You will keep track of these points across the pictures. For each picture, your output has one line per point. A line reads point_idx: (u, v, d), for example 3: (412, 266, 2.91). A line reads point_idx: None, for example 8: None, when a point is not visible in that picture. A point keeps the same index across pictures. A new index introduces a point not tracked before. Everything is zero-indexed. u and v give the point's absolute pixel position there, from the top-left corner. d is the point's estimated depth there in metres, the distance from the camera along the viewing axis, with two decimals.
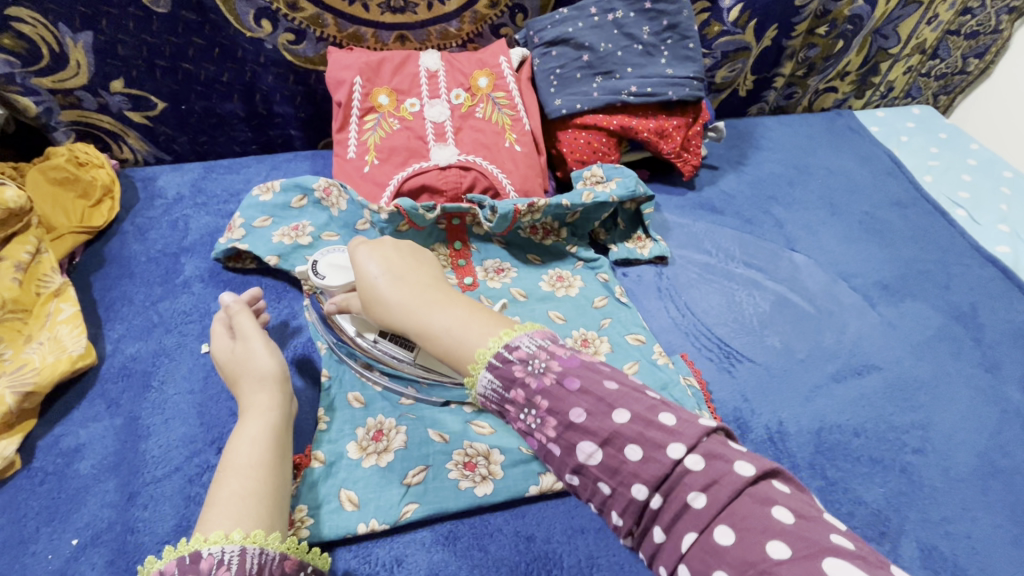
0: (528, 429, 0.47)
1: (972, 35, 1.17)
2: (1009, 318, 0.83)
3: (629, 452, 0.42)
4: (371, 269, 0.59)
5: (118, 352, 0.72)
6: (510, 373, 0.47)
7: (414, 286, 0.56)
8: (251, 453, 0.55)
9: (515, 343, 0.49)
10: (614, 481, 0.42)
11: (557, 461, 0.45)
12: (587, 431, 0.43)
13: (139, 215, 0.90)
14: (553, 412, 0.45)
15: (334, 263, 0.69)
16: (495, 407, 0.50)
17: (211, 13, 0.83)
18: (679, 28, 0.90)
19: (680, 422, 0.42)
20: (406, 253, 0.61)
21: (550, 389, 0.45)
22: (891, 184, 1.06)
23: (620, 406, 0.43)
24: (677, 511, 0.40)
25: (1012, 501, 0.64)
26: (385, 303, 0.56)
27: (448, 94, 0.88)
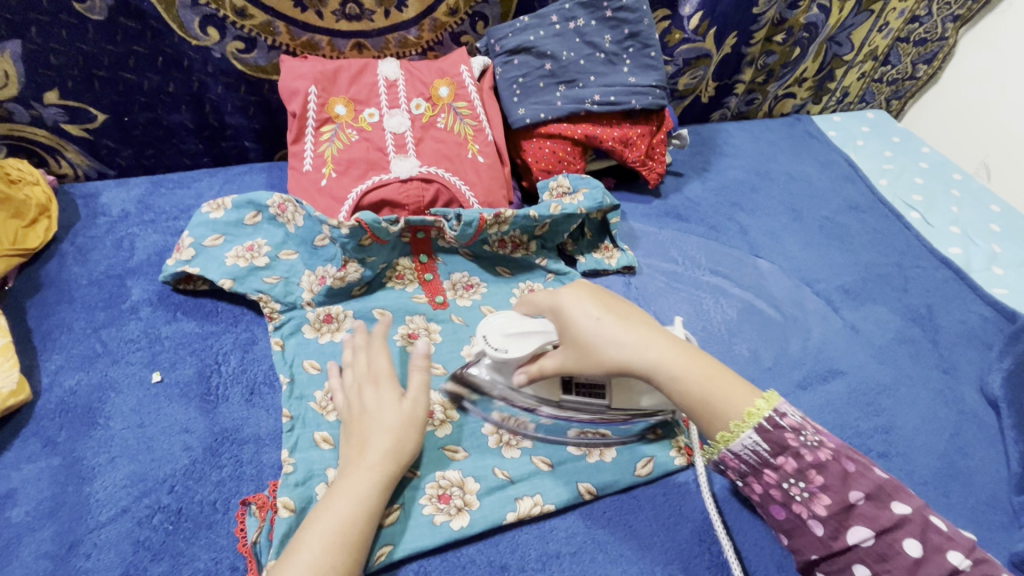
0: (784, 498, 0.52)
1: (921, 42, 1.21)
2: (963, 318, 0.86)
3: (907, 545, 0.48)
4: (582, 319, 0.57)
5: (56, 386, 0.67)
6: (784, 440, 0.51)
7: (644, 333, 0.57)
8: (346, 511, 0.54)
9: (784, 410, 0.52)
10: (877, 565, 0.48)
11: (810, 539, 0.51)
12: (868, 517, 0.49)
13: (80, 235, 0.84)
14: (827, 490, 0.50)
15: (509, 330, 0.61)
16: (742, 467, 0.54)
17: (153, 20, 0.79)
18: (640, 36, 0.90)
19: (950, 531, 0.49)
20: (595, 294, 0.60)
21: (827, 467, 0.51)
22: (850, 188, 1.08)
23: (900, 499, 0.49)
24: (897, 565, 0.48)
25: (972, 502, 0.66)
26: (620, 354, 0.55)
27: (408, 104, 0.86)
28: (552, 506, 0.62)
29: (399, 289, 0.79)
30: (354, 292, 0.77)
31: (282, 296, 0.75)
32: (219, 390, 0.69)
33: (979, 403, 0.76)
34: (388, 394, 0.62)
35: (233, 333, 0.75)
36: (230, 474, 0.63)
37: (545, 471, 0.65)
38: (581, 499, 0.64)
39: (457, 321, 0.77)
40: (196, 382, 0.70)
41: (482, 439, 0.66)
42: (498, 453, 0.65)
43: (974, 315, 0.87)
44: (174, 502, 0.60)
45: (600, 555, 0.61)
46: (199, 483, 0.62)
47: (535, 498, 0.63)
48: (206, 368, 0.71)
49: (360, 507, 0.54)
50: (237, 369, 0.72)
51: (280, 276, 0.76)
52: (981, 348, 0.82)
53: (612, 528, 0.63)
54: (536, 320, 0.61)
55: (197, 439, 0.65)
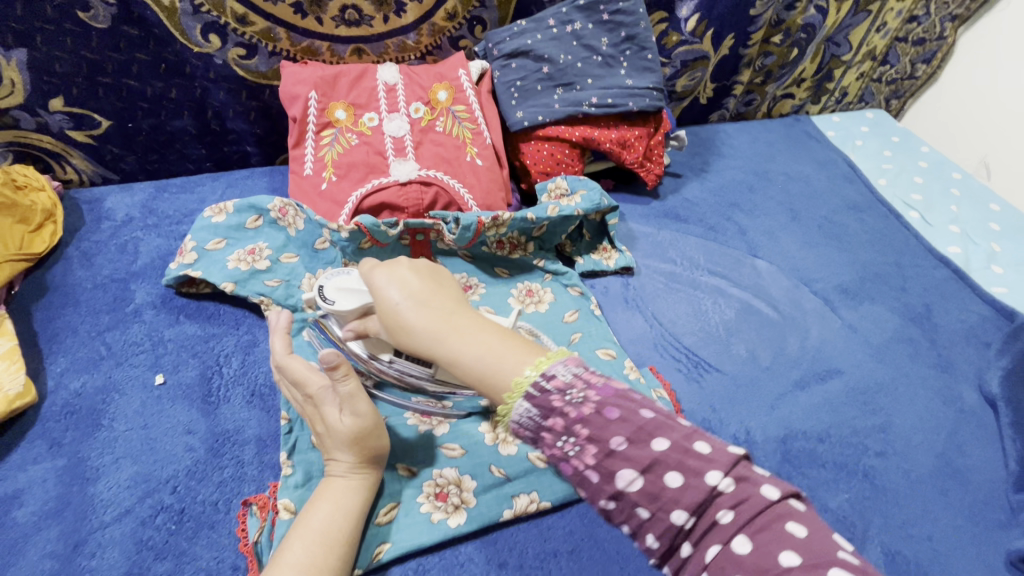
0: (562, 456, 0.44)
1: (919, 41, 1.21)
2: (962, 317, 0.86)
3: (668, 479, 0.41)
4: (392, 294, 0.55)
5: (61, 388, 0.68)
6: (549, 403, 0.44)
7: (441, 309, 0.53)
8: (331, 511, 0.55)
9: (551, 372, 0.45)
10: (655, 505, 0.41)
11: (592, 488, 0.43)
12: (628, 458, 0.42)
13: (85, 240, 0.85)
14: (593, 441, 0.42)
15: (342, 286, 0.64)
16: (530, 437, 0.46)
17: (155, 28, 0.80)
18: (637, 39, 0.91)
19: (713, 450, 0.42)
20: (423, 272, 0.57)
21: (591, 418, 0.43)
22: (848, 188, 1.08)
23: (660, 434, 0.42)
24: (667, 502, 0.41)
25: (970, 501, 0.66)
26: (410, 329, 0.53)
27: (407, 108, 0.87)
28: (548, 503, 0.63)
29: None
30: None
31: (283, 299, 0.76)
32: (222, 392, 0.70)
33: (978, 402, 0.75)
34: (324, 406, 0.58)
35: (235, 336, 0.76)
36: (232, 474, 0.64)
37: (542, 468, 0.65)
38: (578, 495, 0.64)
39: None
40: (199, 384, 0.71)
41: (479, 436, 0.67)
42: (495, 450, 0.66)
43: (973, 314, 0.87)
44: (177, 502, 0.61)
45: (598, 553, 0.61)
46: (201, 483, 0.63)
47: (531, 495, 0.63)
48: (208, 370, 0.72)
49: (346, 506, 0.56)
50: (238, 371, 0.72)
51: (281, 279, 0.77)
52: (979, 347, 0.82)
53: (609, 525, 0.63)
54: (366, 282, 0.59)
55: (199, 441, 0.66)
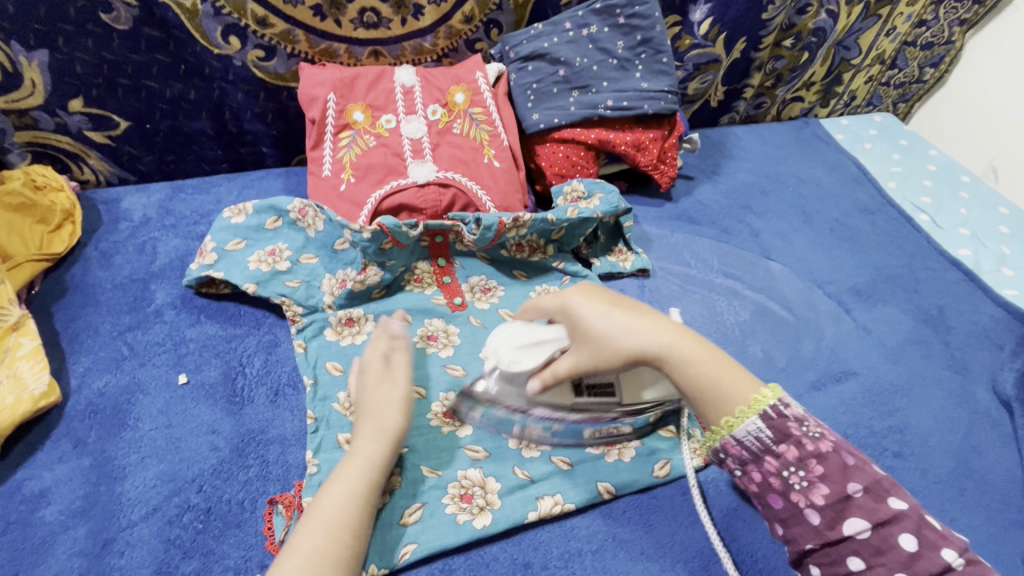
0: (782, 486, 0.53)
1: (928, 46, 1.22)
2: (974, 319, 0.87)
3: (902, 538, 0.48)
4: (588, 318, 0.60)
5: (84, 388, 0.69)
6: (787, 428, 0.53)
7: (650, 321, 0.61)
8: (355, 486, 0.56)
9: (787, 401, 0.54)
10: (872, 557, 0.49)
11: (807, 527, 0.52)
12: (863, 508, 0.50)
13: (104, 240, 0.86)
14: (825, 480, 0.51)
15: (521, 342, 0.60)
16: (743, 454, 0.55)
17: (176, 30, 0.80)
18: (652, 42, 0.91)
19: (944, 530, 0.49)
20: (597, 292, 0.63)
21: (828, 457, 0.52)
22: (859, 191, 1.09)
23: (897, 495, 0.50)
24: (893, 560, 0.48)
25: (987, 501, 0.66)
26: (643, 339, 0.59)
27: (424, 110, 0.87)
28: (572, 505, 0.63)
29: (417, 292, 0.81)
30: (373, 295, 0.79)
31: (304, 300, 0.77)
32: (245, 392, 0.71)
33: (992, 403, 0.76)
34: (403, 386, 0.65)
35: (256, 336, 0.76)
36: (257, 473, 0.64)
37: (565, 470, 0.66)
38: (600, 498, 0.65)
39: (475, 323, 0.79)
40: (222, 384, 0.71)
41: (503, 440, 0.67)
42: (519, 453, 0.66)
43: (985, 316, 0.87)
44: (203, 501, 0.61)
45: (621, 552, 0.62)
46: (227, 483, 0.63)
47: (556, 497, 0.64)
48: (230, 370, 0.72)
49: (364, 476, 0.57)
50: (260, 371, 0.73)
51: (302, 280, 0.78)
52: (992, 348, 0.83)
53: (631, 525, 0.64)
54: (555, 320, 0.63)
55: (223, 440, 0.66)
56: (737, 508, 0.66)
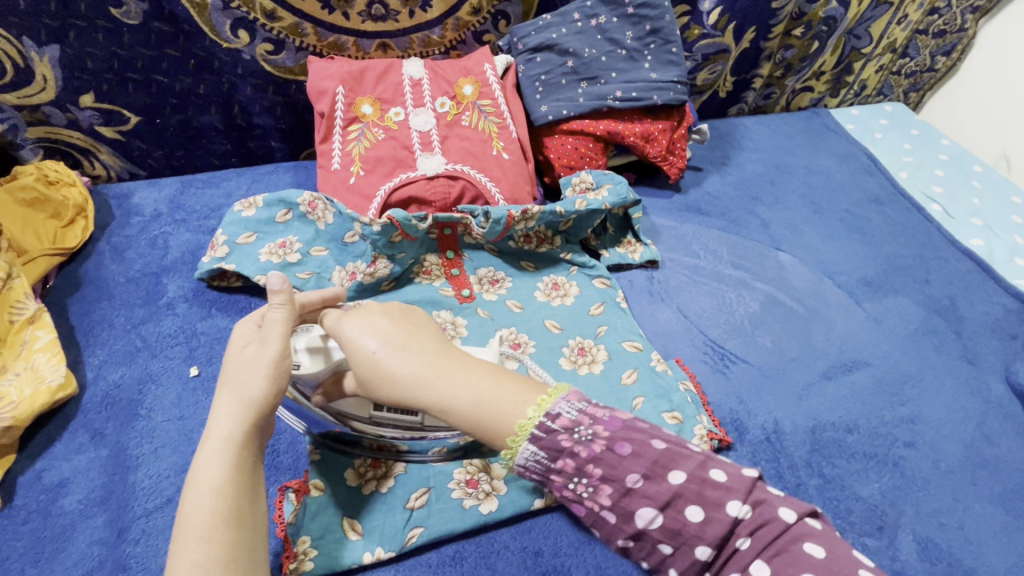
0: (578, 495, 0.50)
1: (939, 34, 1.20)
2: (987, 309, 0.86)
3: (689, 511, 0.46)
4: (365, 346, 0.52)
5: (100, 380, 0.70)
6: (557, 444, 0.49)
7: (424, 354, 0.52)
8: (227, 430, 0.48)
9: (557, 411, 0.50)
10: (675, 540, 0.47)
11: (612, 527, 0.49)
12: (647, 494, 0.47)
13: (116, 234, 0.86)
14: (608, 480, 0.48)
15: (312, 346, 0.55)
16: (537, 474, 0.51)
17: (185, 24, 0.80)
18: (662, 32, 0.91)
19: (729, 478, 0.47)
20: (388, 316, 0.55)
21: (603, 456, 0.48)
22: (869, 181, 1.08)
23: (676, 467, 0.48)
24: (689, 536, 0.46)
25: (1000, 490, 0.66)
26: (393, 376, 0.51)
27: (433, 103, 0.87)
28: None
29: (426, 284, 0.81)
30: (382, 287, 0.79)
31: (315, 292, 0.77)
32: None
33: (1005, 393, 0.76)
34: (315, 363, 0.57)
35: None
36: (270, 464, 0.65)
37: None
38: None
39: (483, 315, 0.79)
40: None
41: None
42: None
43: (998, 306, 0.87)
44: None
45: None
46: None
47: None
48: None
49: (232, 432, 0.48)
50: None
51: (312, 272, 0.78)
52: (1005, 338, 0.83)
53: None
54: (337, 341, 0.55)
55: None
56: None
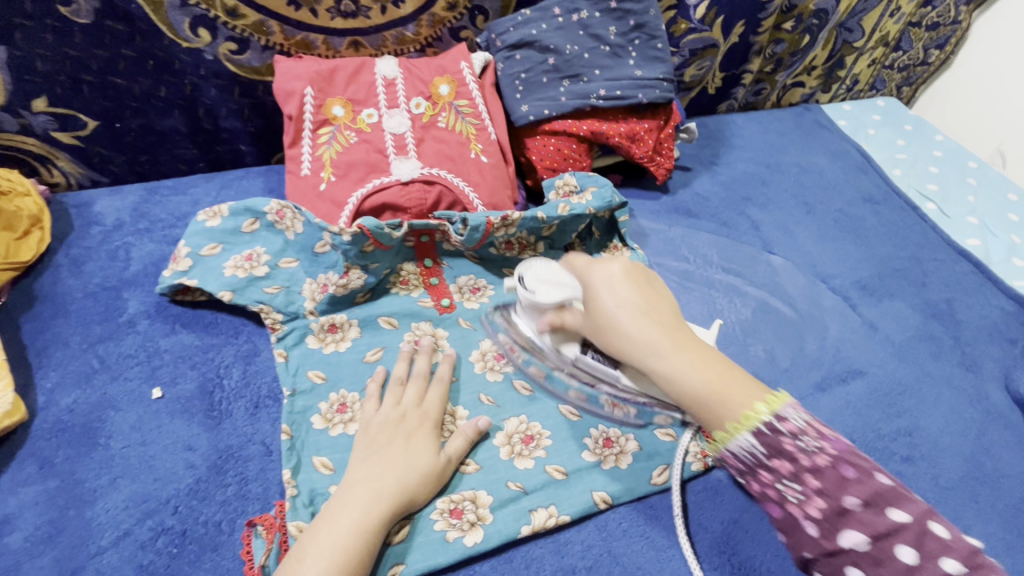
0: (780, 497, 0.50)
1: (933, 26, 1.17)
2: (984, 313, 0.83)
3: (901, 551, 0.45)
4: (604, 297, 0.60)
5: (53, 404, 0.65)
6: (780, 444, 0.49)
7: (659, 324, 0.58)
8: (382, 476, 0.56)
9: (785, 415, 0.50)
10: (873, 569, 0.45)
11: (806, 538, 0.49)
12: (861, 521, 0.46)
13: (75, 246, 0.82)
14: (823, 495, 0.48)
15: (544, 277, 0.66)
16: (740, 465, 0.53)
17: (141, 22, 0.76)
18: (646, 27, 0.87)
19: (952, 537, 0.45)
20: (634, 277, 0.61)
21: (825, 471, 0.48)
22: (863, 179, 1.05)
23: (902, 506, 0.46)
24: (890, 571, 0.45)
25: (1002, 506, 0.63)
26: (625, 334, 0.58)
27: (407, 104, 0.83)
28: (567, 517, 0.60)
29: (403, 295, 0.77)
30: (357, 299, 0.75)
31: (284, 306, 0.73)
32: (222, 406, 0.67)
33: (1005, 402, 0.73)
34: (420, 435, 0.61)
35: (234, 345, 0.73)
36: (234, 493, 0.61)
37: (560, 481, 0.63)
38: (597, 508, 0.62)
39: (464, 326, 0.75)
40: (198, 397, 0.68)
41: (494, 452, 0.64)
42: (512, 466, 0.63)
43: (996, 309, 0.84)
44: (178, 524, 0.58)
45: (617, 569, 0.59)
46: (203, 503, 0.60)
47: (550, 510, 0.60)
48: (207, 382, 0.69)
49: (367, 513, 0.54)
50: (238, 382, 0.70)
51: (281, 286, 0.74)
52: (1004, 343, 0.80)
53: (628, 538, 0.61)
54: (567, 277, 0.65)
55: (198, 457, 0.63)
56: (740, 519, 0.63)
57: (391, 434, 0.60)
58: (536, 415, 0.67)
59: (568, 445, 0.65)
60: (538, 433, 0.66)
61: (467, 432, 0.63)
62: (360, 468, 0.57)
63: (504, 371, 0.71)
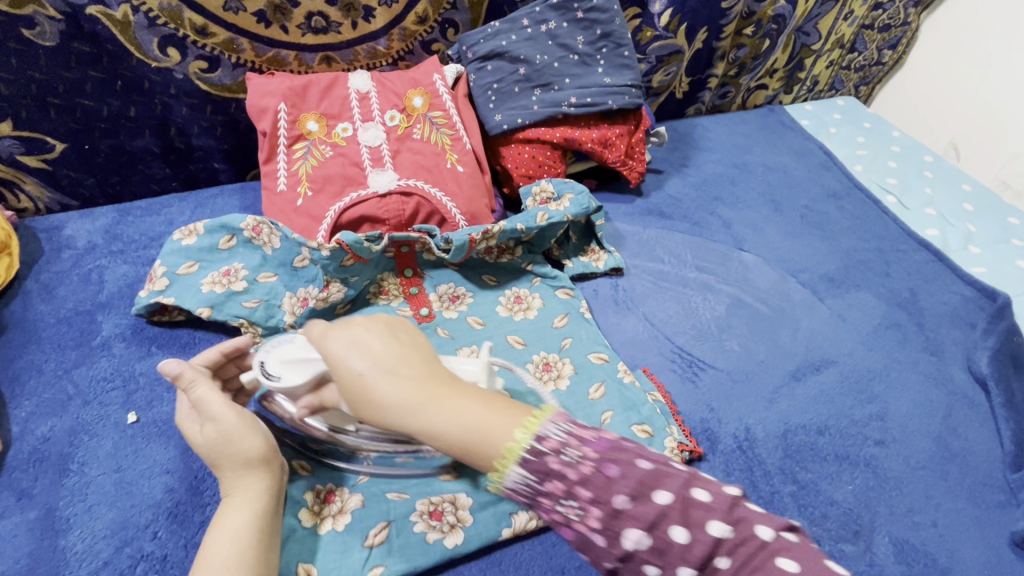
0: (565, 519, 0.44)
1: (885, 28, 1.23)
2: (945, 300, 0.87)
3: (675, 534, 0.41)
4: (354, 364, 0.46)
5: (27, 434, 0.64)
6: (546, 467, 0.43)
7: (416, 373, 0.46)
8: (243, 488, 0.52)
9: (544, 434, 0.44)
10: (669, 564, 0.41)
11: (601, 550, 0.43)
12: (633, 517, 0.41)
13: (45, 271, 0.80)
14: (596, 502, 0.42)
15: (286, 358, 0.56)
16: (525, 498, 0.45)
17: (108, 43, 0.75)
18: (613, 36, 0.90)
19: (713, 498, 0.42)
20: (393, 331, 0.49)
21: (590, 478, 0.42)
22: (827, 176, 1.09)
23: (661, 486, 0.42)
24: (675, 558, 0.41)
25: (969, 483, 0.66)
26: (382, 403, 0.45)
27: (382, 116, 0.84)
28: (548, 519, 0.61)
29: (383, 305, 0.78)
30: (337, 310, 0.76)
31: (264, 321, 0.73)
32: None
33: (968, 383, 0.76)
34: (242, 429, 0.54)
35: None
36: (217, 513, 0.60)
37: None
38: None
39: (443, 335, 0.75)
40: (177, 419, 0.67)
41: None
42: None
43: (955, 295, 0.88)
44: (159, 549, 0.57)
45: None
46: (184, 526, 0.59)
47: (531, 511, 0.61)
48: None
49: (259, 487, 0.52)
50: None
51: (260, 299, 0.74)
52: (965, 328, 0.83)
53: None
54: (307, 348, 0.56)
55: (179, 479, 0.62)
56: None
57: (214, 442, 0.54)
58: None
59: None
60: None
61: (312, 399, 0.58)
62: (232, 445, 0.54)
63: None
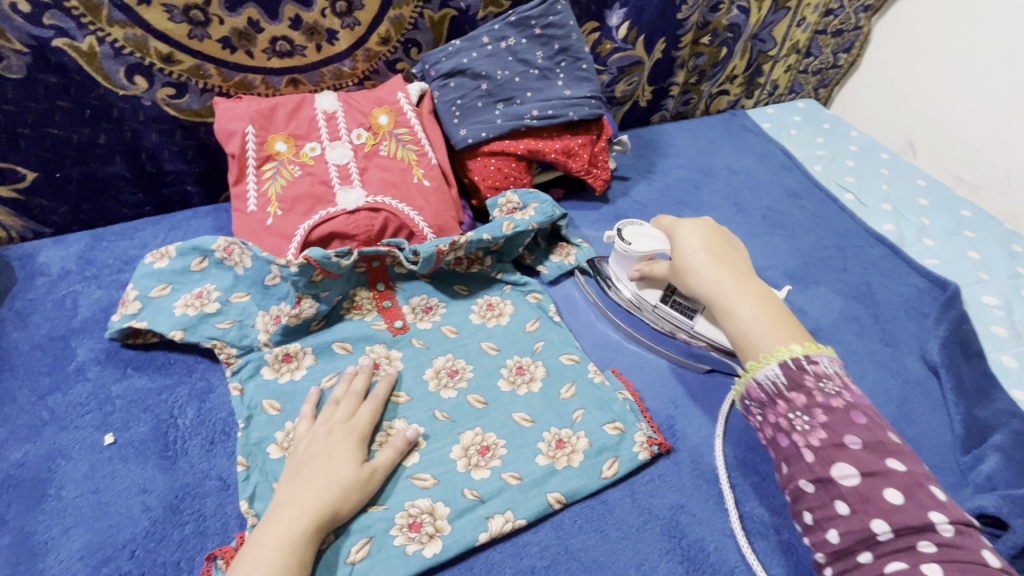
0: (789, 428, 0.56)
1: (838, 33, 1.27)
2: (900, 292, 0.90)
3: (889, 493, 0.50)
4: (687, 246, 0.72)
5: (2, 460, 0.65)
6: (801, 377, 0.57)
7: (733, 271, 0.68)
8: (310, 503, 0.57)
9: (817, 360, 0.57)
10: (861, 505, 0.50)
11: (801, 467, 0.54)
12: (855, 457, 0.52)
13: (18, 299, 0.81)
14: (826, 427, 0.54)
15: (643, 233, 0.78)
16: (761, 396, 0.59)
17: (75, 74, 0.77)
18: (570, 50, 0.93)
19: (946, 501, 0.50)
20: (710, 235, 0.73)
21: (836, 410, 0.55)
22: (787, 176, 1.13)
23: (897, 458, 0.52)
24: (875, 506, 0.50)
25: (923, 467, 0.69)
26: (700, 275, 0.69)
27: (348, 135, 0.86)
28: (523, 521, 0.63)
29: (357, 319, 0.79)
30: (311, 327, 0.77)
31: (237, 340, 0.74)
32: (177, 445, 0.68)
33: (922, 370, 0.79)
34: (342, 450, 0.62)
35: (188, 385, 0.73)
36: (193, 530, 0.61)
37: (516, 486, 0.65)
38: (551, 509, 0.64)
39: (417, 345, 0.77)
40: (153, 439, 0.68)
41: (450, 464, 0.66)
42: (468, 476, 0.65)
43: (910, 287, 0.91)
44: (136, 567, 0.58)
45: (574, 564, 0.61)
46: (161, 544, 0.60)
47: (506, 515, 0.63)
48: (162, 424, 0.69)
49: (293, 529, 0.55)
50: (193, 421, 0.70)
51: (234, 320, 0.75)
52: (919, 318, 0.87)
53: (584, 535, 0.63)
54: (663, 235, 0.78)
55: (156, 499, 0.63)
56: (688, 505, 0.67)
57: (318, 448, 0.62)
58: (491, 425, 0.70)
59: (524, 452, 0.68)
60: (494, 442, 0.68)
61: (398, 444, 0.65)
62: (284, 491, 0.58)
63: (458, 387, 0.73)
